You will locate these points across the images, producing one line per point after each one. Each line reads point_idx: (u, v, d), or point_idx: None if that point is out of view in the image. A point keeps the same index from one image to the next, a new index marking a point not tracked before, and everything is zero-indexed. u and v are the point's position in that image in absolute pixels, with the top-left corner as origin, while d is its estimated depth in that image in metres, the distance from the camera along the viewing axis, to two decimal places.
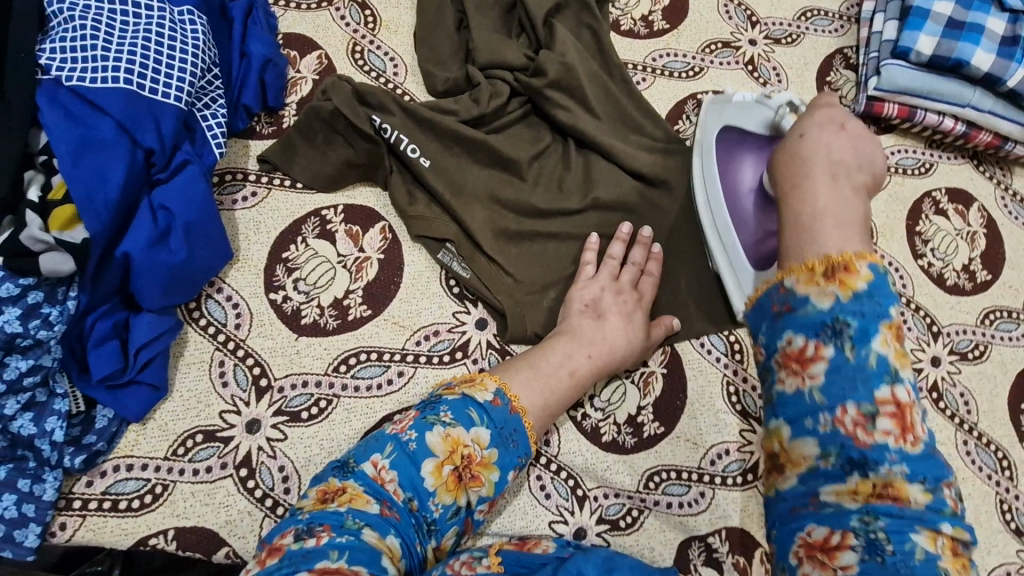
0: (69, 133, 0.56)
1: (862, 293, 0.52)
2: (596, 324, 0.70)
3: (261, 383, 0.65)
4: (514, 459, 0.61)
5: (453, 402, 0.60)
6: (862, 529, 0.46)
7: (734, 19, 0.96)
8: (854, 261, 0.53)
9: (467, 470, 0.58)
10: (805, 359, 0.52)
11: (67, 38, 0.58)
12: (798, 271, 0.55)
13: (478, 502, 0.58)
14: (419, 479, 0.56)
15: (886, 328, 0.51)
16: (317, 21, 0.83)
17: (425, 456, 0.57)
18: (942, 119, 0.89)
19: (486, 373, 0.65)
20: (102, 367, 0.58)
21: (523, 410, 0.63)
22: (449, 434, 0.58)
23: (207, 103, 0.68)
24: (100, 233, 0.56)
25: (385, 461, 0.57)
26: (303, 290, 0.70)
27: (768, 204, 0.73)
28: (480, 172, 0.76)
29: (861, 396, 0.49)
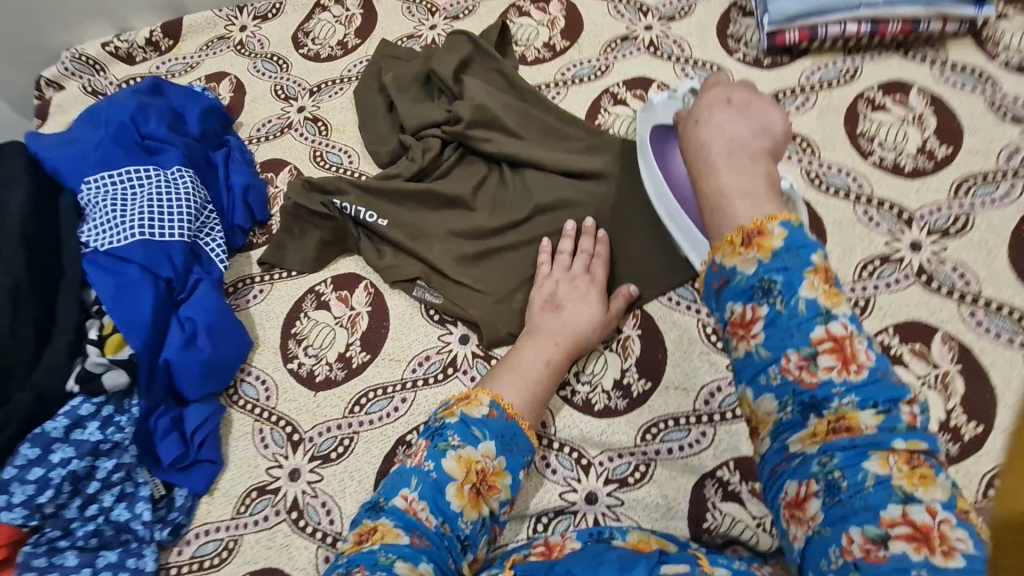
0: (109, 284, 0.74)
1: (780, 249, 0.54)
2: (559, 313, 0.76)
3: (295, 438, 0.77)
4: (521, 458, 0.65)
5: (457, 424, 0.63)
6: (821, 472, 0.48)
7: (626, 15, 1.06)
8: (764, 224, 0.56)
9: (484, 483, 0.62)
10: (746, 323, 0.54)
11: (98, 218, 0.77)
12: (722, 244, 0.58)
13: (500, 507, 0.63)
14: (446, 504, 0.59)
15: (812, 274, 0.53)
16: (283, 145, 1.02)
17: (447, 482, 0.60)
18: (845, 27, 0.92)
19: (479, 389, 0.68)
20: (169, 452, 0.72)
21: (519, 415, 0.67)
22: (461, 455, 0.61)
23: (207, 232, 0.84)
24: (144, 349, 0.72)
25: (413, 493, 0.59)
26: (313, 353, 0.83)
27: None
28: (432, 217, 0.87)
29: (798, 340, 0.51)
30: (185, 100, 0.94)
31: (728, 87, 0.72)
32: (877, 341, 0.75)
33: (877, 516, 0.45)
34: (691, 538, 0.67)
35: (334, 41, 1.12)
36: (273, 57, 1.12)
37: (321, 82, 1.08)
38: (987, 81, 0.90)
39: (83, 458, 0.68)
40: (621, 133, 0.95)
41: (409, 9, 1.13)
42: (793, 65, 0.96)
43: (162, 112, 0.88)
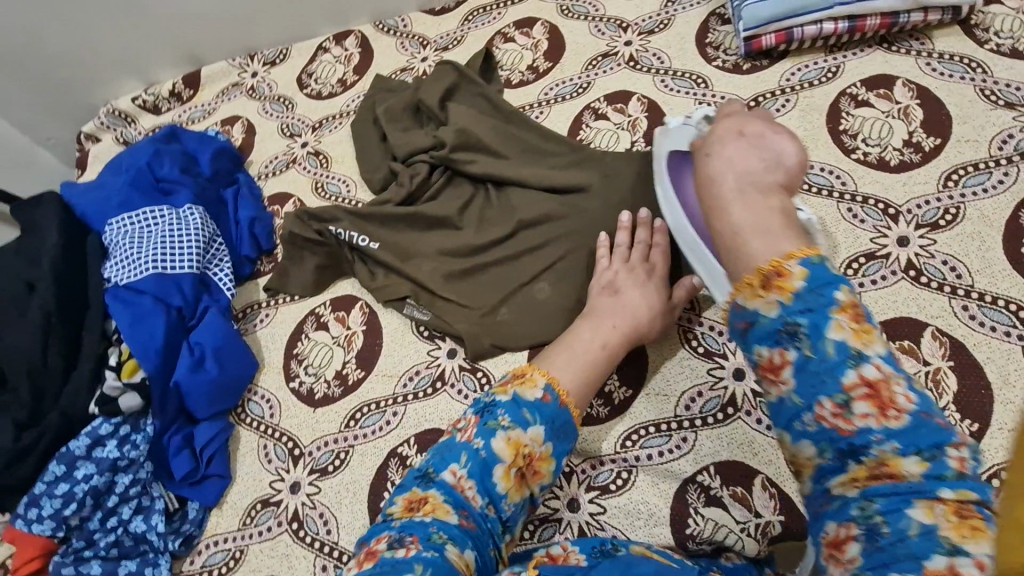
0: (126, 314, 0.81)
1: (803, 289, 0.49)
2: (616, 296, 0.75)
3: (296, 452, 0.82)
4: (567, 445, 0.64)
5: (508, 405, 0.62)
6: (861, 516, 0.45)
7: (606, 33, 1.09)
8: (783, 263, 0.51)
9: (530, 467, 0.61)
10: (775, 367, 0.50)
11: (118, 256, 0.86)
12: (742, 285, 0.52)
13: (540, 490, 0.63)
14: (491, 484, 0.59)
15: (840, 313, 0.48)
16: (288, 179, 1.09)
17: (494, 463, 0.60)
18: (821, 26, 0.92)
19: (533, 368, 0.67)
20: (181, 467, 0.78)
21: (571, 401, 0.65)
22: (511, 438, 0.60)
23: (217, 264, 0.92)
24: (156, 372, 0.79)
25: (462, 470, 0.59)
26: (313, 372, 0.87)
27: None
28: (420, 236, 0.92)
29: (831, 388, 0.48)
30: (199, 144, 1.03)
31: (743, 116, 0.64)
32: None
33: (922, 566, 0.41)
34: (674, 544, 0.67)
35: (335, 79, 1.20)
36: (280, 98, 1.21)
37: (323, 118, 1.15)
38: (976, 69, 0.88)
39: (103, 474, 0.75)
40: (602, 147, 0.97)
41: (403, 44, 1.20)
42: (772, 68, 0.96)
43: (175, 156, 0.97)
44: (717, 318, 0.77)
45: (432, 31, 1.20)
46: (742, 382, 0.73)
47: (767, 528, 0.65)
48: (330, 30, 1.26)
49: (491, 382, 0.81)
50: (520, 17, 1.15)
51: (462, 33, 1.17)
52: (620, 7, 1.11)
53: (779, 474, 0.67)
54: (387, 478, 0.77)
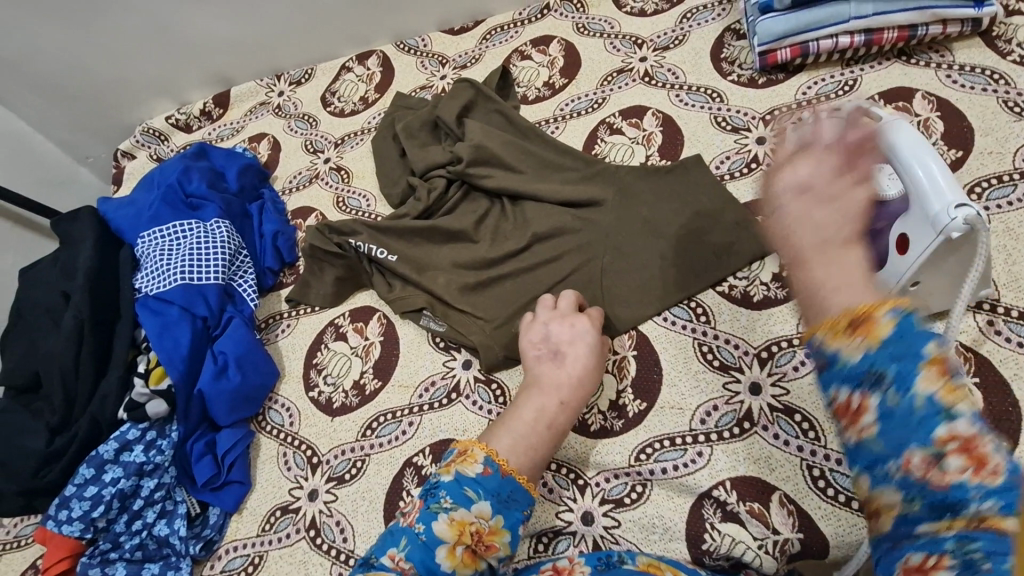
0: (154, 323, 0.84)
1: (893, 336, 0.38)
2: (559, 363, 0.72)
3: (314, 460, 0.83)
4: (520, 514, 0.59)
5: (450, 484, 0.58)
6: (959, 549, 0.34)
7: (622, 49, 1.11)
8: (872, 306, 0.39)
9: (480, 544, 0.57)
10: (853, 411, 0.39)
11: (149, 267, 0.90)
12: (818, 321, 0.41)
13: (497, 564, 0.58)
14: (436, 566, 0.54)
15: (936, 363, 0.37)
16: (310, 193, 1.13)
17: (437, 545, 0.55)
18: (837, 40, 0.92)
19: (475, 441, 0.63)
20: (203, 473, 0.80)
21: (516, 470, 0.62)
22: (453, 518, 0.56)
23: (241, 276, 0.95)
24: (181, 380, 0.81)
25: (401, 554, 0.54)
26: (332, 381, 0.89)
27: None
28: (434, 248, 0.93)
29: (926, 442, 0.36)
30: (226, 160, 1.08)
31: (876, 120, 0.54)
32: None
33: None
34: (691, 560, 0.66)
35: (357, 97, 1.24)
36: (304, 116, 1.25)
37: (344, 135, 1.19)
38: (999, 80, 0.86)
39: (129, 478, 0.77)
40: (617, 161, 0.98)
41: (423, 63, 1.24)
42: (788, 81, 0.96)
43: (204, 172, 1.01)
44: (732, 332, 0.77)
45: (451, 49, 1.23)
46: (759, 397, 0.72)
47: (786, 545, 0.64)
48: (353, 50, 1.31)
49: (505, 394, 0.82)
50: (537, 35, 1.18)
51: (480, 52, 1.21)
52: (635, 24, 1.13)
53: (797, 491, 0.66)
54: (402, 487, 0.78)
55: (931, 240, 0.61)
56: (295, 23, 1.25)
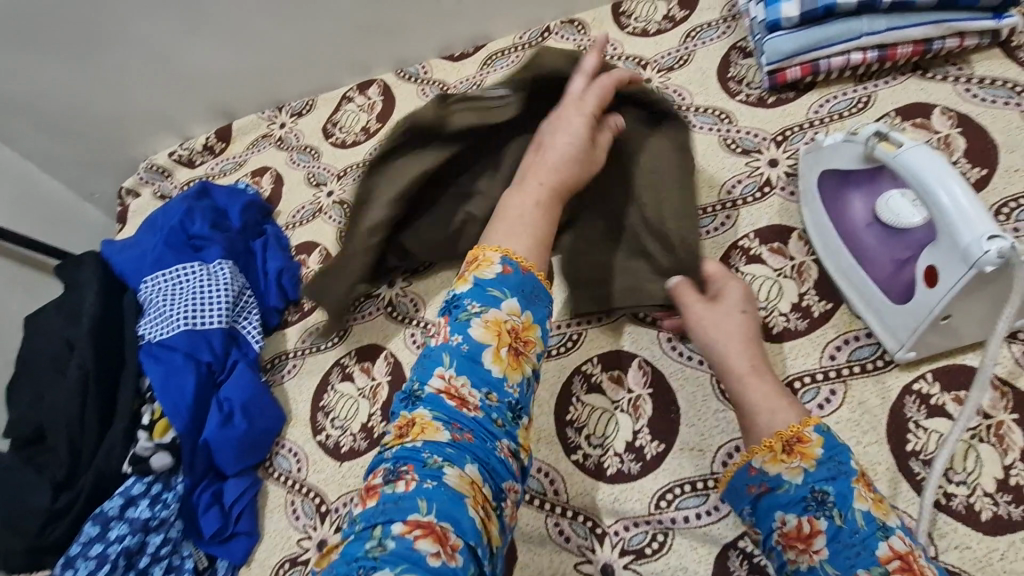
0: (158, 371, 0.83)
1: (823, 459, 0.57)
2: (540, 151, 0.74)
3: (323, 508, 0.81)
4: (545, 310, 0.62)
5: (471, 291, 0.60)
6: None
7: (625, 71, 1.09)
8: (801, 430, 0.60)
9: (519, 341, 0.58)
10: (805, 536, 0.56)
11: (153, 313, 0.89)
12: (760, 448, 0.61)
13: (540, 360, 0.60)
14: (485, 372, 0.56)
15: (857, 482, 0.56)
16: (314, 227, 1.11)
17: (480, 350, 0.57)
18: (848, 57, 0.89)
19: (483, 248, 0.64)
20: (211, 525, 0.78)
21: (532, 266, 0.63)
22: (486, 319, 0.58)
23: (245, 317, 0.94)
24: (186, 430, 0.79)
25: (450, 370, 0.56)
26: (339, 425, 0.87)
27: (895, 234, 0.68)
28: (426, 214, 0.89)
29: (867, 559, 0.52)
30: (229, 198, 1.07)
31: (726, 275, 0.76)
32: (915, 391, 0.67)
33: None
34: None
35: (359, 127, 1.23)
36: (306, 148, 1.25)
37: (347, 166, 1.18)
38: (1022, 92, 0.83)
39: (135, 534, 0.75)
40: None
41: (425, 91, 1.23)
42: (799, 100, 0.94)
43: (206, 213, 1.00)
44: None
45: (453, 77, 1.23)
46: None
47: None
48: (354, 79, 1.30)
49: None
50: None
51: (482, 78, 1.20)
52: (638, 45, 1.12)
53: None
54: None
55: (963, 273, 0.58)
56: (297, 56, 1.25)
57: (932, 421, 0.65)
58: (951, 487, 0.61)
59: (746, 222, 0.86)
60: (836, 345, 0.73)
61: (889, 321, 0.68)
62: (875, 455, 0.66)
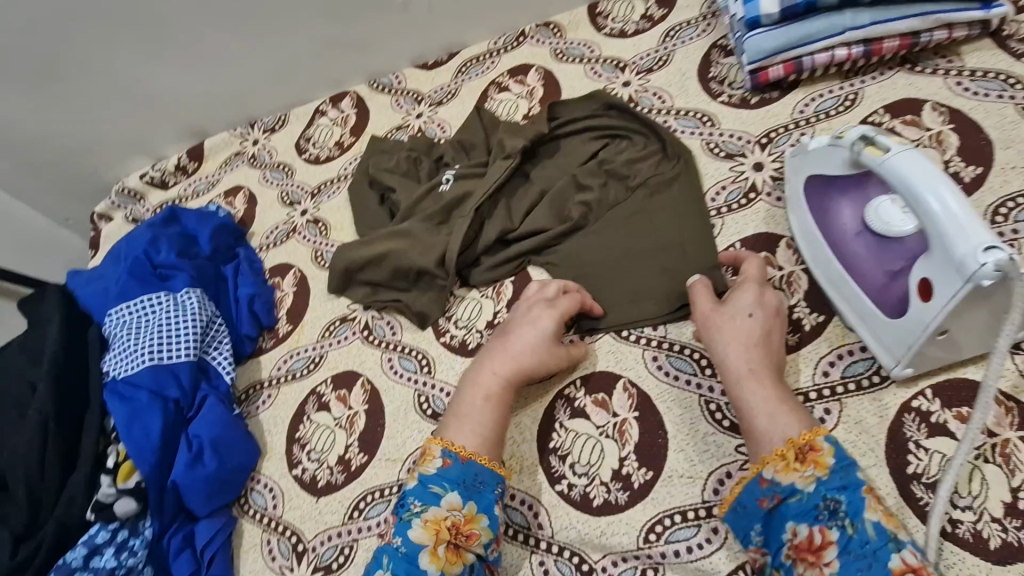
0: (122, 411, 0.79)
1: (836, 468, 0.55)
2: (507, 339, 0.74)
3: (299, 548, 0.77)
4: (490, 496, 0.65)
5: (415, 489, 0.65)
6: None
7: (604, 74, 1.06)
8: (813, 438, 0.57)
9: (459, 536, 0.62)
10: (816, 548, 0.53)
11: (117, 349, 0.85)
12: (772, 456, 0.58)
13: (486, 549, 0.63)
14: (421, 571, 0.60)
15: (869, 494, 0.54)
16: (287, 248, 1.08)
17: (417, 551, 0.61)
18: (833, 53, 0.85)
19: (432, 439, 0.69)
20: (182, 571, 0.75)
21: (475, 452, 0.67)
22: (425, 520, 0.62)
23: (215, 347, 0.90)
24: (152, 473, 0.76)
25: (386, 572, 0.60)
26: (315, 458, 0.83)
27: (886, 243, 0.64)
28: (408, 224, 0.92)
29: (878, 573, 0.49)
30: (197, 222, 1.03)
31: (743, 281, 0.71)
32: (914, 408, 0.64)
33: None
34: None
35: (332, 142, 1.20)
36: (280, 166, 1.21)
37: (321, 183, 1.14)
38: (1015, 84, 0.79)
39: None
40: None
41: (399, 101, 1.19)
42: (783, 100, 0.90)
43: (173, 241, 0.97)
44: None
45: (427, 85, 1.19)
46: None
47: None
48: (327, 93, 1.26)
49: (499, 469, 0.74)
50: (514, 65, 1.14)
51: (457, 86, 1.16)
52: (616, 47, 1.08)
53: None
54: None
55: (959, 288, 0.54)
56: (266, 71, 1.21)
57: (933, 440, 0.62)
58: (956, 513, 0.58)
59: (731, 231, 0.82)
60: (829, 360, 0.69)
61: (884, 335, 0.65)
62: (873, 479, 0.62)
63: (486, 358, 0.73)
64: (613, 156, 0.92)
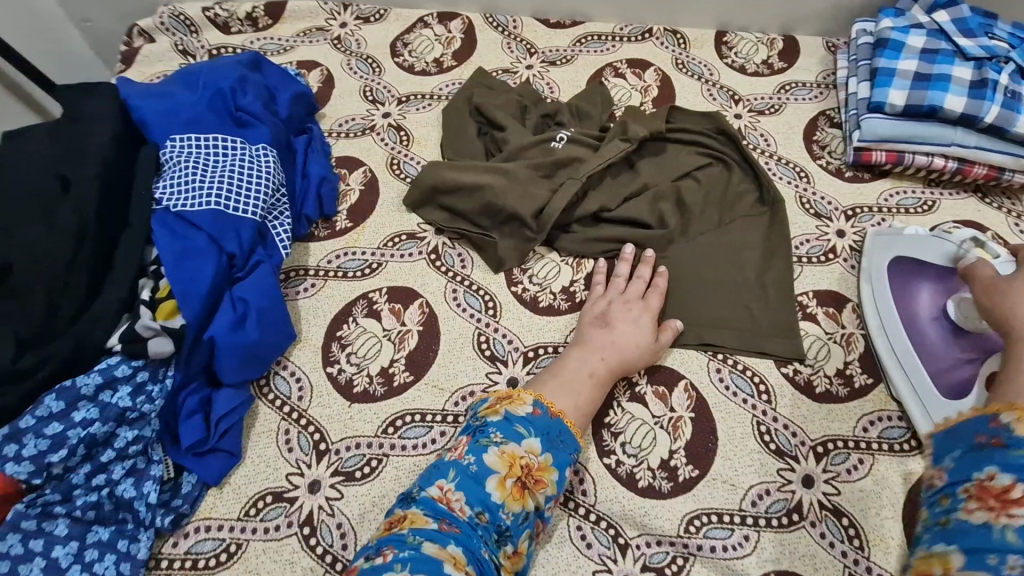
0: (172, 245, 0.71)
1: None
2: (609, 329, 0.78)
3: (321, 447, 0.73)
4: (567, 456, 0.67)
5: (499, 423, 0.66)
6: None
7: (718, 99, 1.10)
8: None
9: (529, 478, 0.64)
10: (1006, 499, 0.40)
11: (174, 178, 0.76)
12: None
13: (546, 502, 0.64)
14: (486, 495, 0.62)
15: None
16: (362, 144, 1.01)
17: (487, 475, 0.62)
18: (932, 159, 0.95)
19: (521, 390, 0.72)
20: (190, 435, 0.68)
21: (562, 412, 0.70)
22: (503, 451, 0.64)
23: (277, 215, 0.82)
24: (193, 321, 0.69)
25: (450, 484, 0.62)
26: (355, 361, 0.79)
27: (955, 334, 0.77)
28: (511, 165, 0.89)
29: None
30: (279, 82, 0.95)
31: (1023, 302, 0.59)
32: None
33: None
34: None
35: (430, 57, 1.14)
36: (367, 58, 1.14)
37: (410, 93, 1.09)
38: None
39: (106, 423, 0.64)
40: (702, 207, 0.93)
41: (510, 45, 1.16)
42: (873, 183, 0.99)
43: (260, 89, 0.88)
44: (791, 418, 0.76)
45: (543, 41, 1.17)
46: (811, 491, 0.71)
47: None
48: (437, 8, 1.20)
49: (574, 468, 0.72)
50: (634, 56, 1.15)
51: (573, 53, 1.15)
52: (734, 80, 1.12)
53: None
54: None
55: None
56: None
57: None
58: None
59: (807, 280, 0.88)
60: (869, 419, 0.76)
61: (933, 408, 0.74)
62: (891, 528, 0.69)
63: (589, 349, 0.77)
64: (710, 179, 0.94)
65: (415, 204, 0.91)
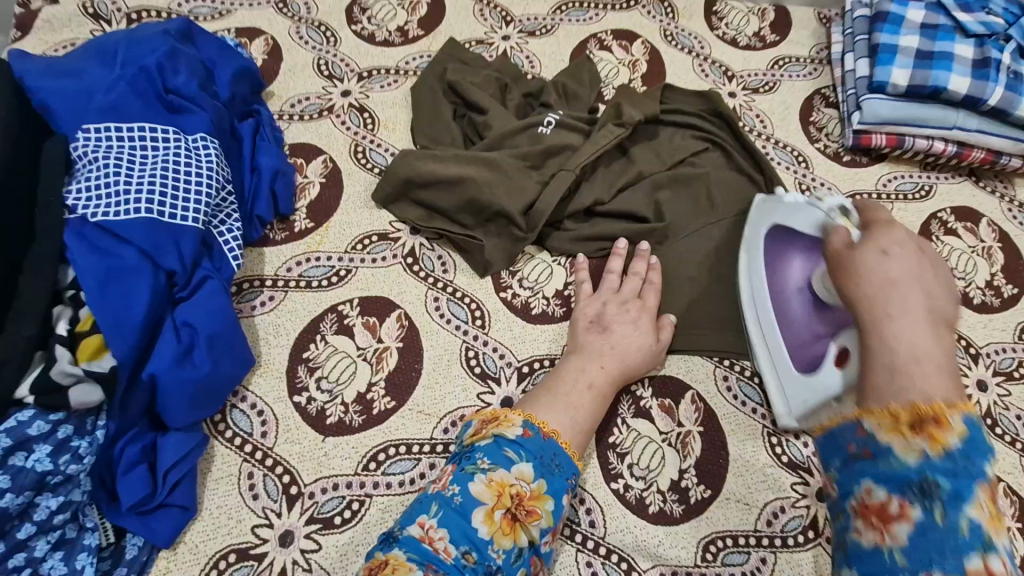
0: (95, 265, 0.58)
1: (955, 451, 0.44)
2: (607, 336, 0.70)
3: (292, 491, 0.64)
4: (563, 482, 0.58)
5: (487, 447, 0.58)
6: None
7: (711, 76, 1.02)
8: (944, 412, 0.46)
9: (520, 508, 0.55)
10: (886, 515, 0.45)
11: (92, 177, 0.62)
12: (882, 412, 0.48)
13: (541, 536, 0.56)
14: (472, 531, 0.53)
15: (984, 491, 0.43)
16: (319, 129, 0.88)
17: (474, 507, 0.54)
18: (932, 143, 0.91)
19: (508, 409, 0.63)
20: (131, 494, 0.57)
21: (556, 432, 0.61)
22: (492, 478, 0.55)
23: (223, 219, 0.70)
24: (127, 358, 0.57)
25: (432, 520, 0.54)
26: (327, 388, 0.69)
27: (821, 308, 0.69)
28: (495, 154, 0.79)
29: (949, 567, 0.41)
30: (217, 55, 0.80)
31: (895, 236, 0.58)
32: None
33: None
34: None
35: (393, 25, 1.00)
36: (319, 26, 0.99)
37: (372, 67, 0.95)
38: None
39: (20, 494, 0.53)
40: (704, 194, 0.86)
41: (483, 12, 1.03)
42: (870, 167, 0.94)
43: (194, 65, 0.74)
44: None
45: (519, 7, 1.05)
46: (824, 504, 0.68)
47: None
48: None
49: (578, 497, 0.66)
50: (620, 26, 1.05)
51: (553, 23, 1.04)
52: (727, 53, 1.04)
53: None
54: None
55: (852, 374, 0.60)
56: None
57: None
58: None
59: None
60: None
61: (786, 384, 0.70)
62: None
63: (591, 360, 0.68)
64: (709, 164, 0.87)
65: (384, 199, 0.80)
